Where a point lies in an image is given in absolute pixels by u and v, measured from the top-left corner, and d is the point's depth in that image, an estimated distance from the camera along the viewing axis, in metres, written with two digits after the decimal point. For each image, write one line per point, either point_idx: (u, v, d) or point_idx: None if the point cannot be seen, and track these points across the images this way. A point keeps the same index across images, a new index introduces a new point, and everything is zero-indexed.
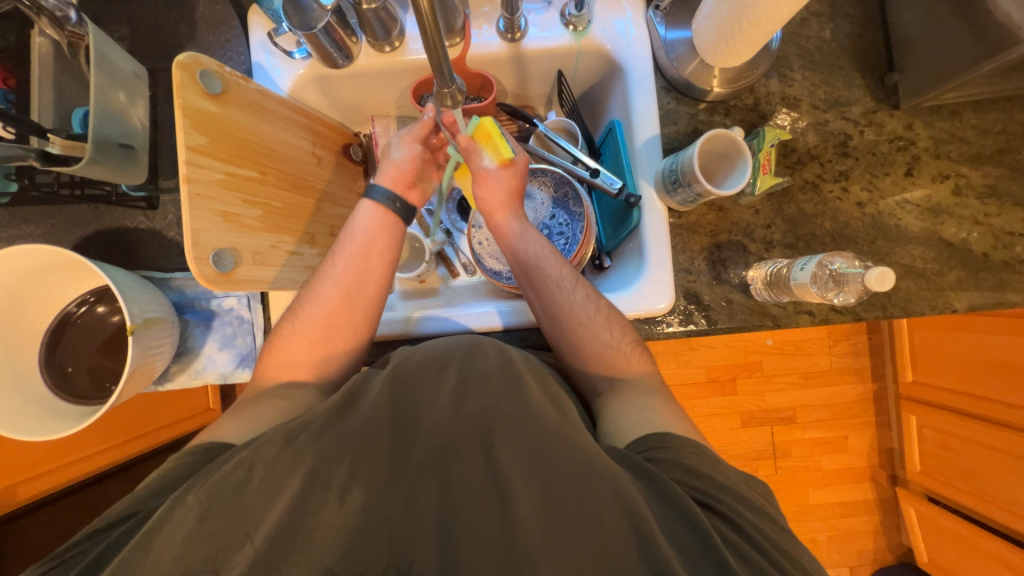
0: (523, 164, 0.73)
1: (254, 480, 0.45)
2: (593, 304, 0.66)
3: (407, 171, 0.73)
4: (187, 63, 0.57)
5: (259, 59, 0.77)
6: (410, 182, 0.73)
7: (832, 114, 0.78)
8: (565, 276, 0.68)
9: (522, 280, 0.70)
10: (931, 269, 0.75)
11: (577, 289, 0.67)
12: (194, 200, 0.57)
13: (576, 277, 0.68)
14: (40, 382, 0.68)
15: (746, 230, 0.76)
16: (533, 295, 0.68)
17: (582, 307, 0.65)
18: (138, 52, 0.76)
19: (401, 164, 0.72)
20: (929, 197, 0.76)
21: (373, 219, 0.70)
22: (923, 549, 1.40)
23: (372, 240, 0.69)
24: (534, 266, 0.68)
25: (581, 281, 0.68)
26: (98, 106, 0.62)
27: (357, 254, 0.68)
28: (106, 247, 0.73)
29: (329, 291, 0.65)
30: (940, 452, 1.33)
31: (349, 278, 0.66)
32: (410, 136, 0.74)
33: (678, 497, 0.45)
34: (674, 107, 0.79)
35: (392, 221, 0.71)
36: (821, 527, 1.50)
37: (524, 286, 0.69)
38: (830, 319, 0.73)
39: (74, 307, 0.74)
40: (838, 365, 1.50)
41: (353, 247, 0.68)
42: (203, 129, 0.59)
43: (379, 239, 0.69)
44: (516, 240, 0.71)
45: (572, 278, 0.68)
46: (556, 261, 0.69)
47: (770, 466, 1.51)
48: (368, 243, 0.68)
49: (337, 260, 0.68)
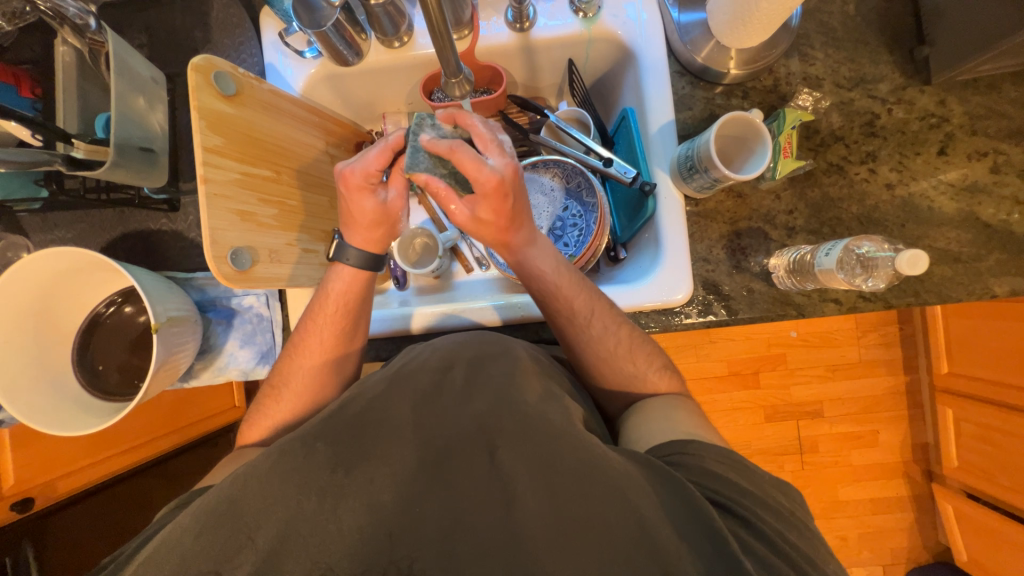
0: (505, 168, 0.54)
1: (270, 474, 0.46)
2: (613, 335, 0.64)
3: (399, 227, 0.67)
4: (201, 66, 0.58)
5: (272, 60, 0.78)
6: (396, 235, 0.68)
7: (857, 92, 0.74)
8: (578, 308, 0.64)
9: (540, 308, 0.67)
10: (968, 252, 0.71)
11: (594, 321, 0.64)
12: (211, 200, 0.59)
13: (591, 306, 0.64)
14: (73, 381, 0.71)
15: (767, 216, 0.73)
16: (553, 326, 0.68)
17: (601, 341, 0.64)
18: (157, 59, 0.78)
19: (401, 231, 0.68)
20: (965, 176, 0.72)
21: (351, 278, 0.66)
22: (962, 548, 1.34)
23: (346, 297, 0.66)
24: (550, 300, 0.65)
25: (597, 311, 0.64)
26: (118, 111, 0.64)
27: (331, 315, 0.66)
28: (131, 249, 0.76)
29: (308, 364, 0.66)
30: (979, 446, 1.27)
31: (326, 348, 0.66)
32: (400, 188, 0.62)
33: (696, 506, 0.43)
34: (689, 92, 0.77)
35: (363, 278, 0.67)
36: (851, 525, 1.45)
37: (542, 313, 0.68)
38: (858, 307, 0.70)
39: (103, 307, 0.77)
40: (867, 356, 1.45)
41: (326, 313, 0.66)
42: (218, 130, 0.60)
43: (353, 296, 0.67)
44: (529, 270, 0.65)
45: (588, 309, 0.64)
46: (567, 292, 0.64)
47: (796, 461, 1.46)
48: (340, 302, 0.66)
49: (314, 321, 0.67)
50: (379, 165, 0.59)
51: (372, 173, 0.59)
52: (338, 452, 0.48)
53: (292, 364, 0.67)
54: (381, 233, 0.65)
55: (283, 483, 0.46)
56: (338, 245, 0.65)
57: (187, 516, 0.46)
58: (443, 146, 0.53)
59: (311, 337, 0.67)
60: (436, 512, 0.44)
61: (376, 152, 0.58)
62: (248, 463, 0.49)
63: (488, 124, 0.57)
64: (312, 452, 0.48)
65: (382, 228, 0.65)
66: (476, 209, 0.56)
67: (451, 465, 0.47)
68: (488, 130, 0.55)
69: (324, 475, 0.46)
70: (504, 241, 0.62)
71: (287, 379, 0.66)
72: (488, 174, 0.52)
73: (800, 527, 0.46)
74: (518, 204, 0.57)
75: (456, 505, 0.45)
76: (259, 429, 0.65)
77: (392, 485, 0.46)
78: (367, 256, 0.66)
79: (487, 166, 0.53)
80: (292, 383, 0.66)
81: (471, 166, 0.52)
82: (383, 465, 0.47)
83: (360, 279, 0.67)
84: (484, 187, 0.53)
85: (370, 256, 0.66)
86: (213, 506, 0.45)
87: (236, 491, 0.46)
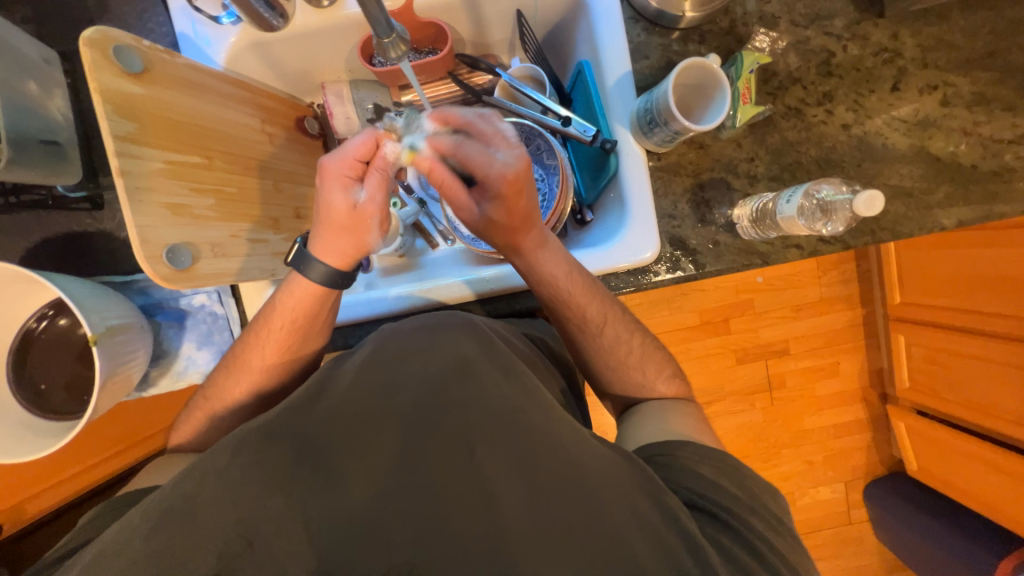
0: (517, 161, 0.52)
1: (219, 488, 0.43)
2: (623, 344, 0.66)
3: (370, 243, 0.60)
4: (95, 40, 0.50)
5: (184, 29, 0.69)
6: (366, 250, 0.60)
7: (813, 30, 0.73)
8: (591, 317, 0.64)
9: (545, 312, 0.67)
10: (920, 187, 0.72)
11: (605, 330, 0.65)
12: (133, 195, 0.53)
13: (604, 315, 0.64)
14: (14, 405, 0.66)
15: (729, 165, 0.73)
16: (560, 328, 0.67)
17: (612, 349, 0.66)
18: (44, 33, 0.68)
19: (374, 247, 0.61)
20: (918, 111, 0.72)
21: (306, 295, 0.61)
22: (914, 458, 1.48)
23: (297, 315, 0.62)
24: (558, 306, 0.64)
25: (609, 319, 0.65)
26: (5, 100, 0.55)
27: (282, 334, 0.62)
28: (54, 257, 0.68)
29: (248, 380, 0.63)
30: (927, 366, 1.37)
31: (271, 363, 0.63)
32: (378, 193, 0.55)
33: (672, 507, 0.46)
34: (645, 40, 0.73)
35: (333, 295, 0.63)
36: (818, 449, 1.56)
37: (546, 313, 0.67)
38: (819, 251, 0.71)
39: (33, 323, 0.70)
40: (828, 295, 1.51)
41: (274, 328, 0.62)
42: (128, 115, 0.53)
43: (305, 316, 0.62)
44: (537, 274, 0.62)
45: (600, 317, 0.64)
46: (583, 302, 0.63)
47: (766, 398, 1.55)
48: (291, 323, 0.62)
49: (258, 334, 0.63)
50: (361, 154, 0.53)
51: (354, 162, 0.53)
52: (299, 445, 0.46)
53: (239, 361, 0.63)
54: (352, 246, 0.59)
55: (249, 478, 0.44)
56: (303, 259, 0.59)
57: (138, 518, 0.43)
58: (446, 140, 0.53)
59: (252, 350, 0.63)
60: (410, 492, 0.44)
61: (360, 138, 0.52)
62: (193, 467, 0.46)
63: (483, 117, 0.54)
64: (277, 442, 0.46)
65: (352, 239, 0.58)
66: (486, 207, 0.56)
67: (422, 445, 0.46)
68: (487, 123, 0.53)
69: (291, 467, 0.45)
70: (514, 245, 0.60)
71: (239, 378, 0.63)
72: (499, 170, 0.51)
73: (744, 496, 0.51)
74: (530, 200, 0.56)
75: (432, 480, 0.45)
76: (196, 420, 0.64)
77: (363, 477, 0.45)
78: (328, 276, 0.60)
79: (497, 160, 0.52)
80: (246, 391, 0.63)
81: (480, 161, 0.52)
82: (354, 447, 0.46)
83: (324, 297, 0.62)
84: (497, 187, 0.52)
85: (334, 273, 0.60)
86: (174, 506, 0.42)
87: (195, 487, 0.43)
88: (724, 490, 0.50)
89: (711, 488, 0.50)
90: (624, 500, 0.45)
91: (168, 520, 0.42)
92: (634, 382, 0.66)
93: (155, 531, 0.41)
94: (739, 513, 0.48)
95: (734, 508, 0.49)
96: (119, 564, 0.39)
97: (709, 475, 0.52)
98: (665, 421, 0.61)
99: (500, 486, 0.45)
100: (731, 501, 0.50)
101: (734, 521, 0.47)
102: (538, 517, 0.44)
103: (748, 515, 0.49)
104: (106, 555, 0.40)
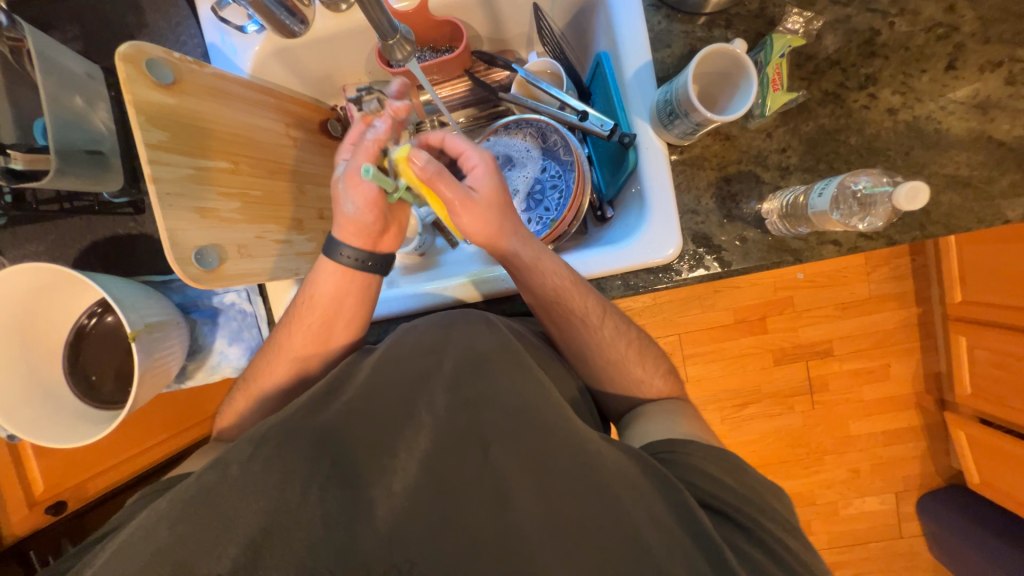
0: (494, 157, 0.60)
1: (238, 479, 0.44)
2: (622, 338, 0.64)
3: (353, 211, 0.59)
4: (128, 54, 0.53)
5: (213, 40, 0.73)
6: (357, 224, 0.60)
7: (854, 7, 0.67)
8: (590, 309, 0.62)
9: (540, 314, 0.64)
10: (979, 176, 0.65)
11: (604, 324, 0.63)
12: (164, 200, 0.56)
13: (602, 308, 0.63)
14: (69, 394, 0.72)
15: (758, 157, 0.68)
16: (557, 329, 0.64)
17: (612, 343, 0.63)
18: (91, 50, 0.73)
19: (362, 220, 0.60)
20: (977, 92, 0.65)
21: (334, 281, 0.63)
22: (974, 470, 1.35)
23: (321, 308, 0.64)
24: (555, 303, 0.62)
25: (608, 312, 0.64)
26: (53, 113, 0.60)
27: (309, 316, 0.64)
28: (101, 258, 0.73)
29: (277, 365, 0.65)
30: (991, 371, 1.24)
31: (300, 350, 0.65)
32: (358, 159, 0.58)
33: (690, 507, 0.44)
34: (667, 27, 0.70)
35: (360, 280, 0.64)
36: (863, 457, 1.46)
37: (542, 317, 0.64)
38: (859, 248, 0.66)
39: (85, 320, 0.77)
40: (878, 292, 1.41)
41: (302, 313, 0.65)
42: (160, 124, 0.56)
43: (333, 304, 0.64)
44: (532, 269, 0.61)
45: (598, 310, 0.63)
46: (577, 294, 0.62)
47: (807, 401, 1.46)
48: (319, 309, 0.64)
49: (291, 323, 0.66)
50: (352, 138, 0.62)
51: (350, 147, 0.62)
52: (314, 442, 0.47)
53: (273, 349, 0.66)
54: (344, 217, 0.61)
55: (265, 470, 0.45)
56: (331, 245, 0.63)
57: (164, 505, 0.45)
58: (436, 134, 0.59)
59: (284, 336, 0.66)
60: (422, 489, 0.44)
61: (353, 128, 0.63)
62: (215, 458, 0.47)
63: None
64: (294, 434, 0.47)
65: (340, 209, 0.61)
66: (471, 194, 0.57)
67: (432, 445, 0.47)
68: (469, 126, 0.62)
69: (307, 461, 0.46)
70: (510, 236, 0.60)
71: (273, 363, 0.66)
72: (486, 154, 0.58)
73: (766, 506, 0.48)
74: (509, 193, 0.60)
75: (441, 479, 0.45)
76: (230, 415, 0.66)
77: (373, 472, 0.45)
78: (343, 252, 0.62)
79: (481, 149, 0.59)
80: (271, 387, 0.65)
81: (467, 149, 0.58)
82: (369, 441, 0.47)
83: (361, 285, 0.65)
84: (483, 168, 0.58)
85: (360, 254, 0.63)
86: (195, 496, 0.44)
87: (217, 479, 0.45)
88: (745, 498, 0.48)
89: (730, 495, 0.48)
90: (640, 503, 0.44)
91: (190, 507, 0.43)
92: (651, 386, 0.64)
93: (179, 516, 0.43)
94: (761, 523, 0.46)
95: (756, 517, 0.46)
96: (146, 549, 0.41)
97: (731, 482, 0.49)
98: (670, 421, 0.59)
99: (510, 487, 0.44)
100: (753, 511, 0.47)
101: (757, 532, 0.45)
102: (547, 519, 0.43)
103: (768, 519, 0.46)
104: (134, 538, 0.42)
